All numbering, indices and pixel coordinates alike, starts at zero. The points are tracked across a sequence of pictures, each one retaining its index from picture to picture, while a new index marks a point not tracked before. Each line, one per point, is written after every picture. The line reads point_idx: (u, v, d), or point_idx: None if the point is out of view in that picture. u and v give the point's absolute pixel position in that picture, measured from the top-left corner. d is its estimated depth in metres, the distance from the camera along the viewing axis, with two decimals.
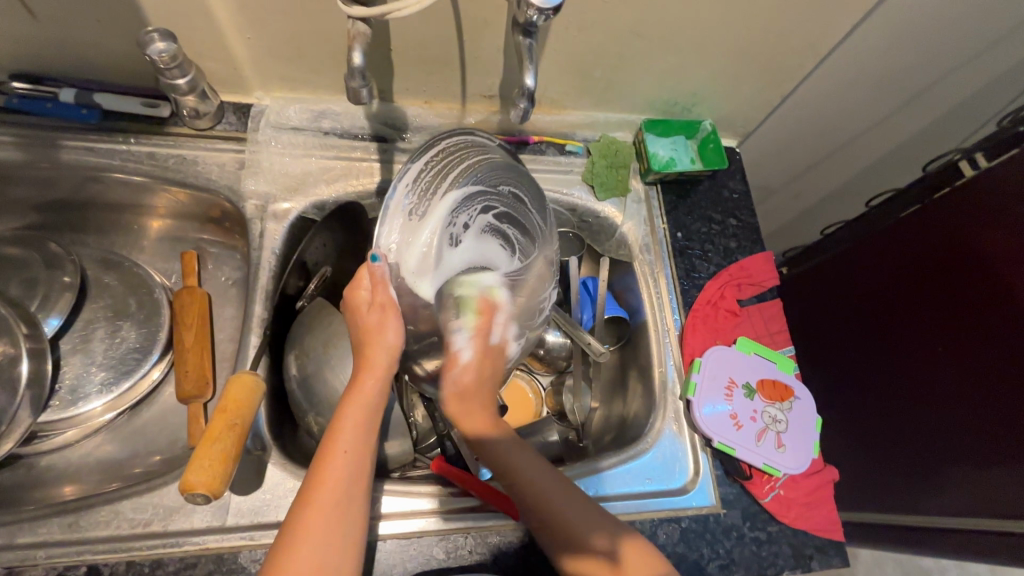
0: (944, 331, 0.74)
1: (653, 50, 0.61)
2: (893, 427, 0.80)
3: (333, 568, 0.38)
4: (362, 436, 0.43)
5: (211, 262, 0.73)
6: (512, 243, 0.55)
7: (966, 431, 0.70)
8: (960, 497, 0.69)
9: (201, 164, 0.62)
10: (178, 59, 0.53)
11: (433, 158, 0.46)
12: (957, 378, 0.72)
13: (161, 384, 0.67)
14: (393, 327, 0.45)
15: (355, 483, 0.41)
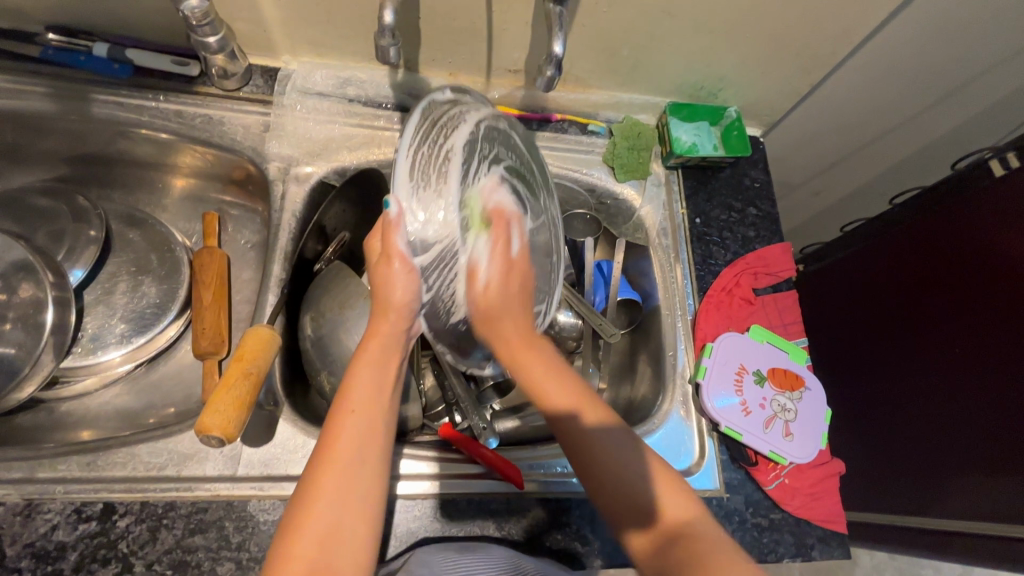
0: (969, 337, 0.72)
1: (683, 30, 0.60)
2: (898, 428, 0.79)
3: (349, 528, 0.37)
4: (375, 393, 0.42)
5: (232, 224, 0.74)
6: (523, 199, 0.52)
7: (974, 435, 0.70)
8: (970, 503, 0.69)
9: (226, 124, 0.63)
10: (210, 17, 0.54)
11: (432, 104, 0.43)
12: (980, 385, 0.70)
13: (178, 341, 0.69)
14: (405, 275, 0.41)
15: (371, 440, 0.40)
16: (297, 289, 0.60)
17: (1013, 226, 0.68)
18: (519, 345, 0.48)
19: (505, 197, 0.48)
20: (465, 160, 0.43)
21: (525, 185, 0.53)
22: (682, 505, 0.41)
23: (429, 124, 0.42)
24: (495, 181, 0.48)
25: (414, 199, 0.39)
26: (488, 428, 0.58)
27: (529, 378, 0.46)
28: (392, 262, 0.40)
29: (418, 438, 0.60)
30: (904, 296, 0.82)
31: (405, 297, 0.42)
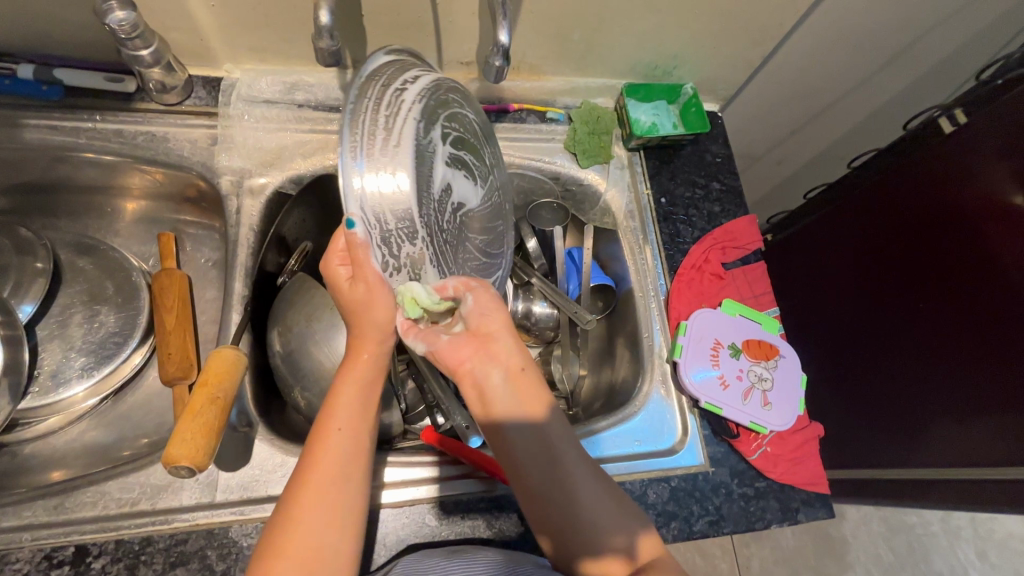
0: (934, 288, 0.74)
1: (632, 9, 0.60)
2: (873, 388, 0.81)
3: (331, 547, 0.37)
4: (356, 412, 0.42)
5: (189, 243, 0.71)
6: (473, 169, 0.49)
7: (945, 387, 0.72)
8: (947, 449, 0.71)
9: (171, 140, 0.60)
10: (140, 28, 0.51)
11: (374, 94, 0.40)
12: (948, 334, 0.72)
13: (144, 368, 0.66)
14: (381, 288, 0.40)
15: (352, 459, 0.41)
16: (261, 305, 0.58)
17: (970, 177, 0.69)
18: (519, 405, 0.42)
19: (458, 178, 0.46)
20: (415, 144, 0.41)
21: (475, 153, 0.50)
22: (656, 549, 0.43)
23: (370, 120, 0.39)
24: (449, 159, 0.45)
25: (373, 211, 0.38)
26: (472, 428, 0.54)
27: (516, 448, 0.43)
28: (365, 284, 0.40)
29: (400, 444, 0.61)
30: (871, 254, 0.83)
31: (381, 304, 0.41)
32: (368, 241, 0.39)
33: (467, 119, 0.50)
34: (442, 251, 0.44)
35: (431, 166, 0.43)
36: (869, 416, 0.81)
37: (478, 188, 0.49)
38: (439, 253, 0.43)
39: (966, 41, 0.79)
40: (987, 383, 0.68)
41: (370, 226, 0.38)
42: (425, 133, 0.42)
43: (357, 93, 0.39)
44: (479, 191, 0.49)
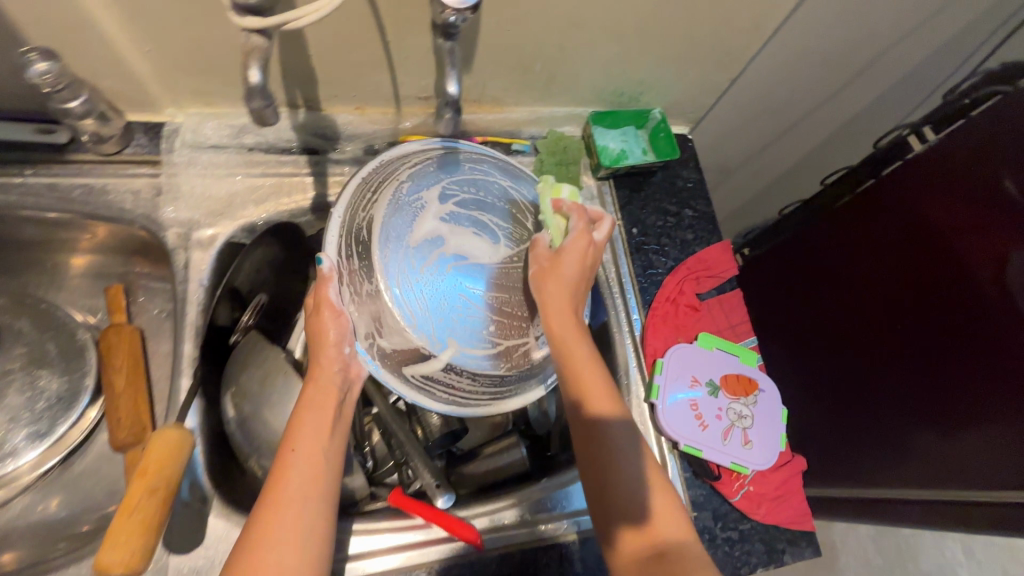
0: (910, 299, 0.74)
1: (593, 40, 0.58)
2: (858, 404, 0.80)
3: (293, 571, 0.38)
4: (313, 434, 0.44)
5: (141, 295, 0.67)
6: (500, 230, 0.51)
7: (930, 402, 0.71)
8: (931, 463, 0.70)
9: (111, 193, 0.57)
10: (66, 79, 0.48)
11: (377, 169, 0.51)
12: (926, 345, 0.72)
13: (95, 432, 0.62)
14: (336, 320, 0.46)
15: (312, 486, 0.42)
16: (214, 365, 0.55)
17: (944, 191, 0.69)
18: (587, 366, 0.47)
19: (463, 235, 0.49)
20: (397, 201, 0.48)
21: (502, 215, 0.52)
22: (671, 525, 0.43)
23: (367, 189, 0.49)
24: (450, 218, 0.49)
25: (341, 253, 0.46)
26: (442, 486, 0.54)
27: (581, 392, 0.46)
28: (321, 311, 0.46)
29: (369, 507, 0.56)
30: (848, 268, 0.82)
31: (339, 334, 0.46)
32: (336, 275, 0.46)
33: (494, 184, 0.53)
34: (404, 296, 0.46)
35: (420, 216, 0.48)
36: (854, 434, 0.80)
37: (499, 243, 0.50)
38: (398, 295, 0.46)
39: (932, 54, 0.79)
40: (968, 393, 0.67)
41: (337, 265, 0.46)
42: (416, 193, 0.49)
43: (363, 168, 0.50)
44: (500, 249, 0.50)
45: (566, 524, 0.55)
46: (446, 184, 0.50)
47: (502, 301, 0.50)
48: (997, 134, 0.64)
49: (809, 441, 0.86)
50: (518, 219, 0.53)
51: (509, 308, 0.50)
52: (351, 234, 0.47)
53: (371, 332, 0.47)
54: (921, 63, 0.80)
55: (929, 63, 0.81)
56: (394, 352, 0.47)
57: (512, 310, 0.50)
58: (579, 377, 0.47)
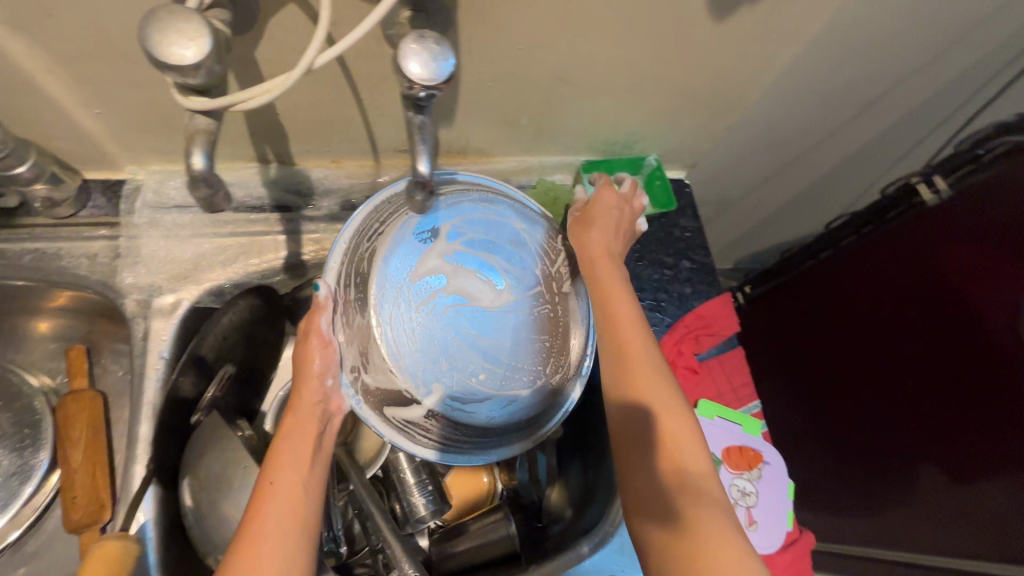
0: (920, 347, 0.73)
1: (583, 92, 0.54)
2: (892, 460, 0.80)
3: None
4: (292, 462, 0.41)
5: (105, 357, 0.63)
6: (500, 277, 0.51)
7: (963, 456, 0.72)
8: (934, 494, 0.76)
9: (65, 258, 0.53)
10: (8, 145, 0.44)
11: (381, 203, 0.48)
12: (936, 394, 0.72)
13: (50, 509, 0.58)
14: (324, 349, 0.44)
15: (289, 520, 0.38)
16: (173, 446, 0.51)
17: (950, 241, 0.67)
18: (626, 322, 0.45)
19: (467, 276, 0.51)
20: (397, 240, 0.48)
21: (511, 262, 0.52)
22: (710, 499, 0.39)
23: (375, 220, 0.48)
24: (449, 263, 0.50)
25: (342, 281, 0.46)
26: None
27: (626, 340, 0.44)
28: (309, 339, 0.43)
29: None
30: (852, 312, 0.80)
31: (324, 365, 0.44)
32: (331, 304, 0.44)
33: (505, 227, 0.51)
34: (395, 337, 0.47)
35: (420, 255, 0.49)
36: (863, 460, 0.84)
37: (500, 288, 0.51)
38: (390, 335, 0.47)
39: (938, 92, 0.76)
40: (978, 439, 0.70)
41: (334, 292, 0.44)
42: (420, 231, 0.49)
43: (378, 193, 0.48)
44: (500, 295, 0.51)
45: None
46: (455, 224, 0.50)
47: (492, 350, 0.50)
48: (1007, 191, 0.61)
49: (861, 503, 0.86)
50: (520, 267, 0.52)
51: (498, 358, 0.50)
52: (351, 262, 0.46)
53: (358, 367, 0.46)
54: (925, 101, 0.76)
55: (934, 101, 0.77)
56: (377, 390, 0.47)
57: (500, 359, 0.50)
58: (618, 329, 0.45)
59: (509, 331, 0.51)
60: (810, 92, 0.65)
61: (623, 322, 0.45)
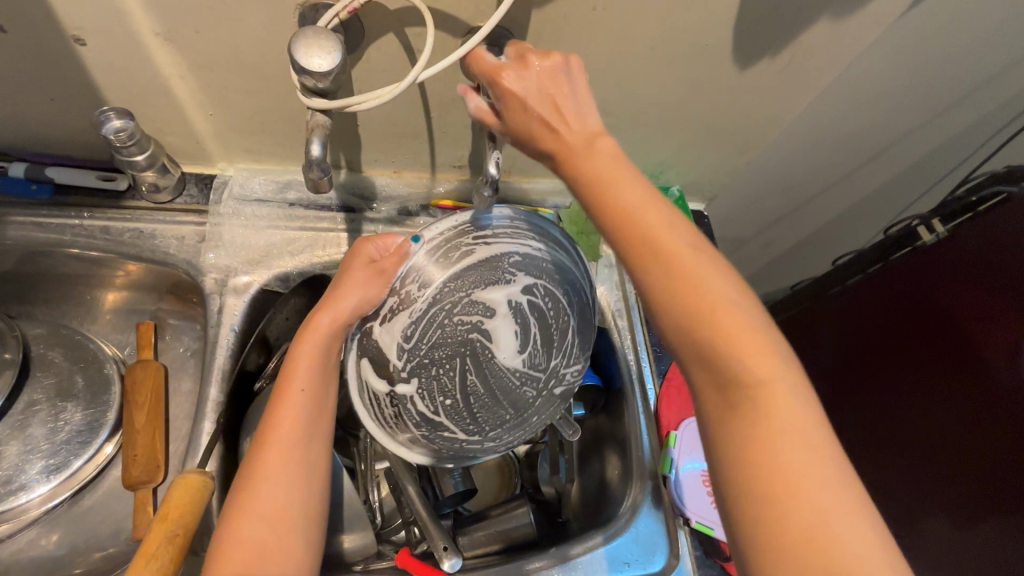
0: (936, 379, 0.74)
1: (618, 125, 0.62)
2: (882, 482, 0.81)
3: (292, 504, 0.41)
4: (315, 377, 0.44)
5: (169, 333, 0.69)
6: (530, 341, 0.53)
7: (938, 485, 0.73)
8: (935, 545, 0.73)
9: (158, 238, 0.60)
10: (136, 137, 0.52)
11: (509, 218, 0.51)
12: (946, 434, 0.72)
13: (109, 466, 0.63)
14: (372, 285, 0.46)
15: (306, 420, 0.43)
16: (238, 410, 0.56)
17: (944, 282, 0.73)
18: (648, 207, 0.37)
19: (506, 326, 0.51)
20: (491, 257, 0.49)
21: (548, 342, 0.54)
22: (793, 434, 0.32)
23: (501, 227, 0.51)
24: (510, 307, 0.50)
25: (435, 245, 0.48)
26: (450, 549, 0.53)
27: (648, 248, 0.36)
28: (379, 270, 0.47)
29: (374, 566, 0.55)
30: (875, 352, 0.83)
31: (361, 299, 0.46)
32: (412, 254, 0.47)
33: (566, 309, 0.55)
34: (429, 329, 0.49)
35: (499, 280, 0.50)
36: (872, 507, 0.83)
37: (519, 348, 0.52)
38: (432, 323, 0.49)
39: (937, 147, 0.83)
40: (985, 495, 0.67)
41: (419, 249, 0.48)
42: (511, 265, 0.51)
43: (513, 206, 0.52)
44: (518, 357, 0.52)
45: None
46: (539, 283, 0.52)
47: (467, 386, 0.52)
48: (995, 239, 0.67)
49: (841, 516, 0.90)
50: (554, 346, 0.54)
51: (474, 397, 0.52)
52: (450, 242, 0.48)
53: (377, 318, 0.48)
54: (925, 155, 0.84)
55: (934, 155, 0.85)
56: (375, 351, 0.49)
57: (481, 398, 0.52)
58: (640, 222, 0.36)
59: (492, 382, 0.52)
60: (818, 140, 0.73)
61: (626, 186, 0.37)
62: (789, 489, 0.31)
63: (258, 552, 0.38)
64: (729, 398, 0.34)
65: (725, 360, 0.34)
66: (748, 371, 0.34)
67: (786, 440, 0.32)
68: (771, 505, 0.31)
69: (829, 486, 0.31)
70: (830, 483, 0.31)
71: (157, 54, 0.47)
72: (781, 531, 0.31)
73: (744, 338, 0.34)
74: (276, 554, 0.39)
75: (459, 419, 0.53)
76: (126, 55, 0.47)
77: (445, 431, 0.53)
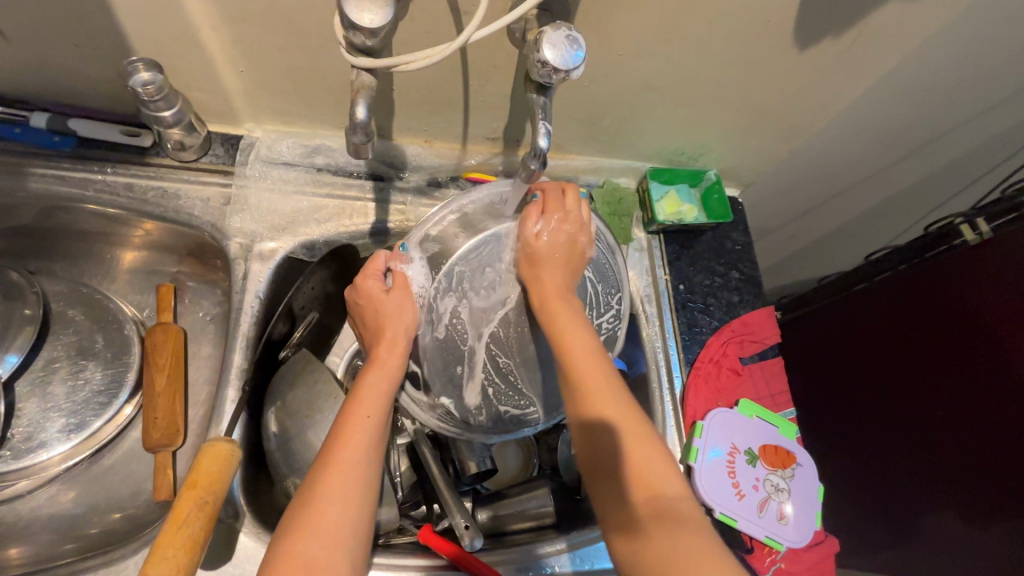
0: (939, 380, 0.74)
1: (663, 102, 0.60)
2: (882, 479, 0.83)
3: (352, 527, 0.40)
4: (382, 401, 0.45)
5: (189, 296, 0.68)
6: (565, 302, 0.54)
7: (940, 488, 0.74)
8: (940, 540, 0.75)
9: (183, 198, 0.58)
10: (164, 91, 0.50)
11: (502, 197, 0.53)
12: (952, 436, 0.73)
13: (128, 428, 0.62)
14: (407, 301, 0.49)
15: (374, 448, 0.43)
16: (261, 379, 0.55)
17: (977, 284, 0.70)
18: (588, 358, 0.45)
19: None
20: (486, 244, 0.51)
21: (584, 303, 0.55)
22: (688, 509, 0.40)
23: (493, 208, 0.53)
24: None
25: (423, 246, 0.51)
26: (472, 528, 0.53)
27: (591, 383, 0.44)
28: (401, 283, 0.50)
29: (396, 541, 0.56)
30: (870, 359, 0.84)
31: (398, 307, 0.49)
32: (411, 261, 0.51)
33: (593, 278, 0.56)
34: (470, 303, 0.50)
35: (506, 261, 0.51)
36: (869, 498, 0.85)
37: None
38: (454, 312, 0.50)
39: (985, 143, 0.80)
40: (992, 497, 0.68)
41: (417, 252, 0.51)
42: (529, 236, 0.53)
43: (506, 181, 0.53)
44: None
45: None
46: None
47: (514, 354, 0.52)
48: None
49: (835, 503, 0.91)
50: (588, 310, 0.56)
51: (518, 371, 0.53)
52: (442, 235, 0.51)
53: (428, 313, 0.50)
54: (973, 151, 0.81)
55: (982, 152, 0.82)
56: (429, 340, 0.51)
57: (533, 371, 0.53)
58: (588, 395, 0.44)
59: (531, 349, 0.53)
60: (866, 130, 0.70)
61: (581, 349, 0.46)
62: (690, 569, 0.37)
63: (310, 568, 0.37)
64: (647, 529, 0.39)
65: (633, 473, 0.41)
66: (661, 489, 0.41)
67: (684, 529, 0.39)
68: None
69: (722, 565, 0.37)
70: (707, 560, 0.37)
71: (189, 3, 0.45)
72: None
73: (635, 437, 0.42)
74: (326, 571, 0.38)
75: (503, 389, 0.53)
76: (156, 3, 0.44)
77: (503, 407, 0.53)
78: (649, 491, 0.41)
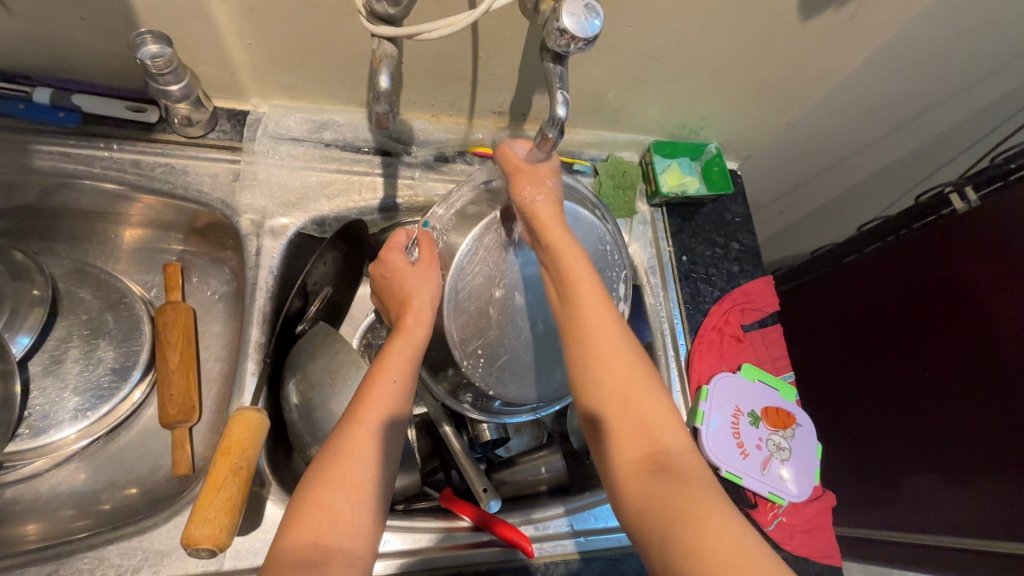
0: (927, 349, 0.78)
1: (669, 74, 0.60)
2: (872, 443, 0.87)
3: (372, 483, 0.41)
4: (408, 364, 0.47)
5: (196, 275, 0.67)
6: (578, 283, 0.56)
7: (922, 449, 0.79)
8: (924, 498, 0.79)
9: (191, 174, 0.58)
10: (173, 64, 0.50)
11: None
12: (940, 403, 0.76)
13: (142, 406, 0.62)
14: (431, 278, 0.50)
15: (396, 410, 0.45)
16: (278, 353, 0.56)
17: (965, 254, 0.73)
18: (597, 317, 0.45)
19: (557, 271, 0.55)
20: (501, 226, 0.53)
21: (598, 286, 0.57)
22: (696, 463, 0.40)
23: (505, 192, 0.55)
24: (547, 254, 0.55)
25: (439, 226, 0.53)
26: (489, 491, 0.55)
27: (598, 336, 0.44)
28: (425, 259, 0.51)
29: (415, 506, 0.58)
30: (862, 329, 0.88)
31: (419, 281, 0.50)
32: (430, 240, 0.52)
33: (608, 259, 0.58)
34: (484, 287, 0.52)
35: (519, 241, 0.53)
36: (857, 461, 0.89)
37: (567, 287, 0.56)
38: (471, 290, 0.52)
39: (974, 115, 0.82)
40: (974, 458, 0.72)
41: (435, 232, 0.53)
42: None
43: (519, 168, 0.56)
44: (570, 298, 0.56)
45: (596, 538, 0.58)
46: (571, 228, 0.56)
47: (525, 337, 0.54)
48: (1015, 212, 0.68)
49: (828, 469, 0.95)
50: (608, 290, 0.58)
51: (546, 339, 0.55)
52: (453, 218, 0.53)
53: (451, 291, 0.51)
54: (959, 123, 0.83)
55: (969, 124, 0.84)
56: (455, 325, 0.52)
57: (552, 344, 0.55)
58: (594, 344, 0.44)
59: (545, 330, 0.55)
60: (863, 102, 0.71)
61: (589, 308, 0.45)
62: (684, 512, 0.36)
63: (333, 521, 0.38)
64: (648, 483, 0.38)
65: (637, 420, 0.41)
66: (667, 441, 0.40)
67: (686, 485, 0.38)
68: (680, 521, 0.36)
69: (722, 524, 0.35)
70: (711, 515, 0.36)
71: None
72: (677, 540, 0.35)
73: (636, 386, 0.42)
74: (349, 525, 0.39)
75: (517, 371, 0.54)
76: None
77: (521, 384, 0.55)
78: (648, 440, 0.40)
